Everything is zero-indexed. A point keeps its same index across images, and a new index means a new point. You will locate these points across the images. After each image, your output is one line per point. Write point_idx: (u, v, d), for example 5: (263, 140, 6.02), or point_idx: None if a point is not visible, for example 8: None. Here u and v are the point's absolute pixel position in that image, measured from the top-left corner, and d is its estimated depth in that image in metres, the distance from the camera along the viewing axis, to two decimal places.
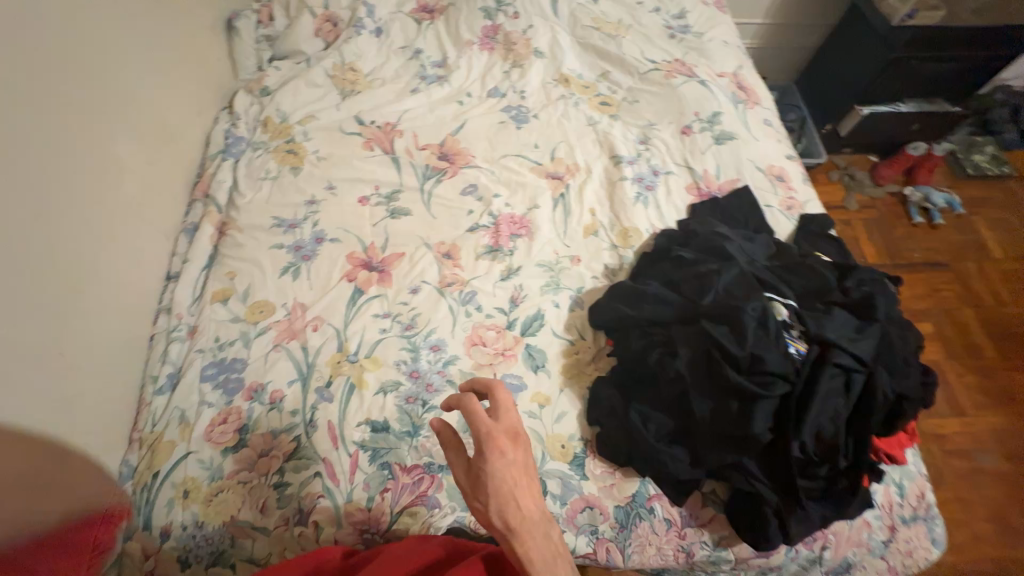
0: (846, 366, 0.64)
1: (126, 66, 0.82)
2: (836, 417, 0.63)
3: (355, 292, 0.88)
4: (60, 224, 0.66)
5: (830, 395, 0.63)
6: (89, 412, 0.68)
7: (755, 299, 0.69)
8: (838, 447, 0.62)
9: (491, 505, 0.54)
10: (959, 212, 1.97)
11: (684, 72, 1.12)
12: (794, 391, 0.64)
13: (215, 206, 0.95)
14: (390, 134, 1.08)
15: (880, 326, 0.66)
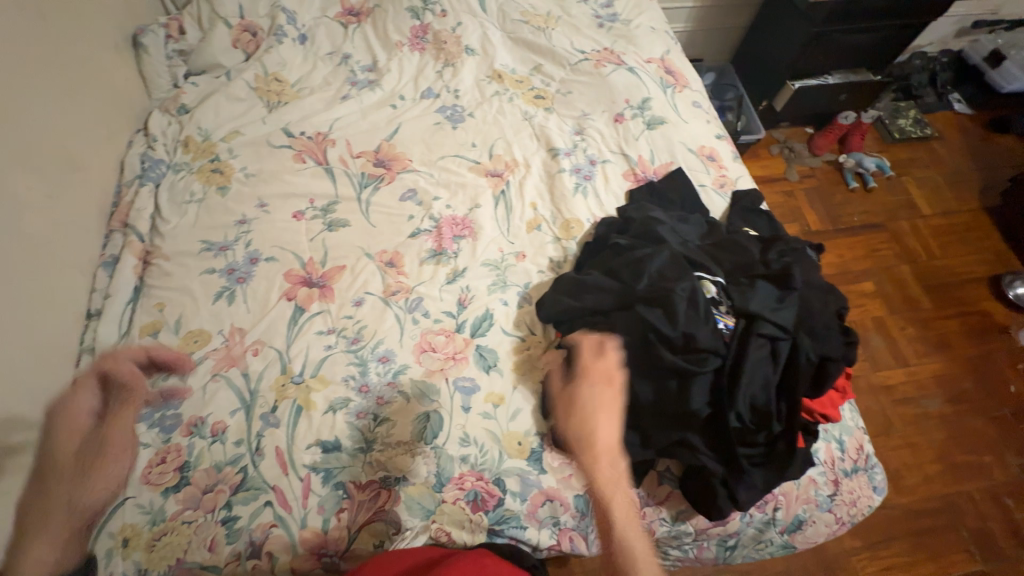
0: (771, 335, 0.67)
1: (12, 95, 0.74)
2: (767, 385, 0.66)
3: (296, 311, 0.85)
4: None
5: (759, 364, 0.66)
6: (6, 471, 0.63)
7: (686, 280, 0.72)
8: (772, 414, 0.65)
9: (574, 419, 0.63)
10: (888, 174, 2.07)
11: (614, 60, 1.13)
12: (727, 364, 0.66)
13: (136, 235, 0.90)
14: (322, 144, 1.04)
15: (800, 295, 0.69)
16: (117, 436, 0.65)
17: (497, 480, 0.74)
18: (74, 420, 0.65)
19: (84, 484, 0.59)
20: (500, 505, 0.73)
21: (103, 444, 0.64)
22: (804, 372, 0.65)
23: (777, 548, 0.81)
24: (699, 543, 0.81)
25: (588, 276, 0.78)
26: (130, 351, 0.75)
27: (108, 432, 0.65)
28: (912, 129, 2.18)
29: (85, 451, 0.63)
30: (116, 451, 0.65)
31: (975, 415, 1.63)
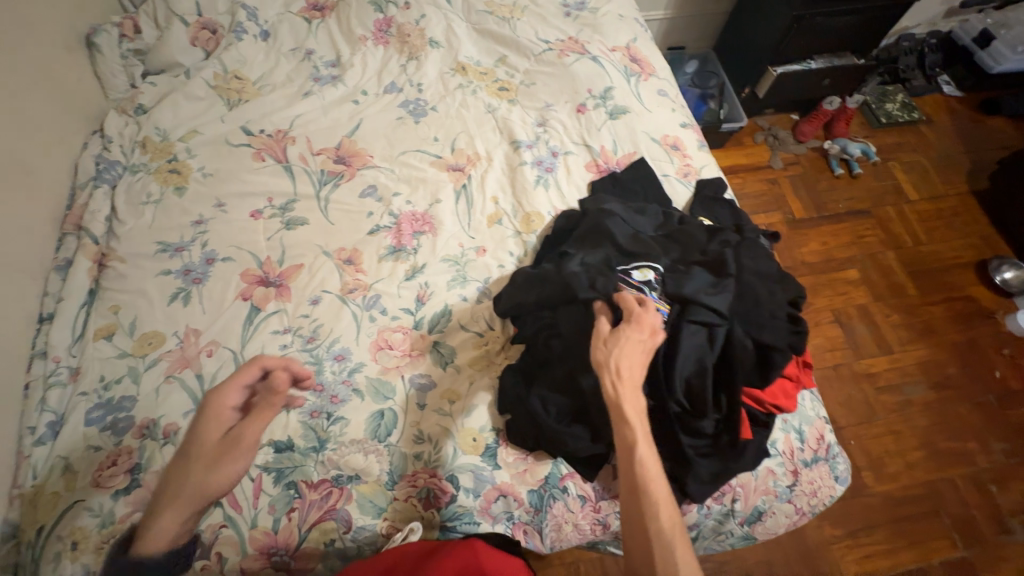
0: (707, 322, 0.66)
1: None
2: (704, 372, 0.64)
3: (252, 310, 0.85)
4: None
5: (696, 351, 0.65)
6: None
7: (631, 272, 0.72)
8: (710, 403, 0.64)
9: (613, 364, 0.61)
10: (875, 160, 2.04)
11: (577, 50, 1.11)
12: (661, 351, 0.66)
13: (91, 238, 0.89)
14: (282, 142, 1.03)
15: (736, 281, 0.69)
16: (248, 442, 0.61)
17: (450, 477, 0.73)
18: (220, 413, 0.63)
19: (215, 475, 0.58)
20: (453, 502, 0.72)
21: (236, 443, 0.60)
22: (743, 359, 0.65)
23: (737, 539, 0.81)
24: None
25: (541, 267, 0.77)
26: (275, 360, 0.67)
27: (239, 436, 0.61)
28: (899, 113, 2.15)
29: (225, 445, 0.60)
30: (236, 460, 0.60)
31: (960, 401, 1.61)
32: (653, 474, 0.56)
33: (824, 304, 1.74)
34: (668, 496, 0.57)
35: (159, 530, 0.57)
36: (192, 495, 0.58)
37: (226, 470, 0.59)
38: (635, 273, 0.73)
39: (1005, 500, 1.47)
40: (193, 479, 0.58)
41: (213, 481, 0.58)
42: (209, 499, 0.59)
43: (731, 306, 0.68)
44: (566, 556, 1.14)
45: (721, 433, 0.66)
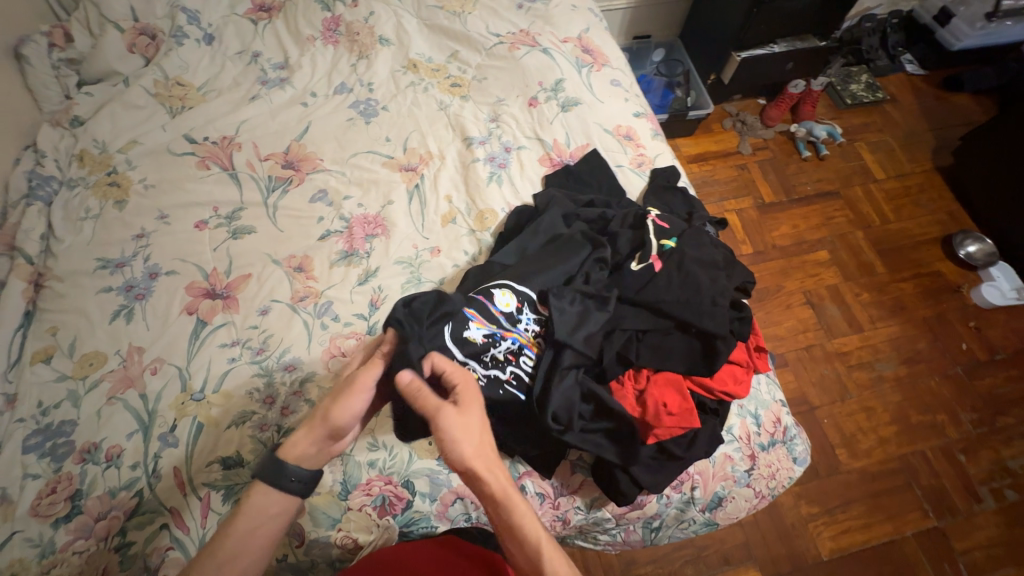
0: (576, 363, 0.65)
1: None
2: (573, 402, 0.64)
3: (198, 325, 0.82)
4: None
5: (570, 386, 0.64)
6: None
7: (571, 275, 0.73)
8: (577, 416, 0.64)
9: (479, 458, 0.55)
10: (841, 141, 2.06)
11: (528, 42, 1.10)
12: (537, 386, 0.65)
13: (24, 258, 0.85)
14: (228, 148, 1.00)
15: (681, 271, 0.68)
16: (360, 385, 0.60)
17: (405, 483, 0.72)
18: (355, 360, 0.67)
19: (338, 407, 0.61)
20: (409, 507, 0.72)
21: (350, 386, 0.61)
22: (679, 346, 0.65)
23: (699, 526, 0.81)
24: (624, 527, 0.80)
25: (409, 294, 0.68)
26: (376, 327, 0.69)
27: (355, 377, 0.61)
28: (864, 94, 2.17)
29: (345, 385, 0.62)
30: (357, 398, 0.61)
31: (929, 374, 1.64)
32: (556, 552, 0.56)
33: (795, 286, 1.76)
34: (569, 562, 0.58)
35: (293, 445, 0.61)
36: (329, 421, 0.61)
37: (349, 403, 0.60)
38: (498, 304, 0.69)
39: (973, 468, 1.51)
40: (329, 407, 0.61)
41: (337, 412, 0.60)
42: (331, 428, 0.61)
43: (669, 297, 0.66)
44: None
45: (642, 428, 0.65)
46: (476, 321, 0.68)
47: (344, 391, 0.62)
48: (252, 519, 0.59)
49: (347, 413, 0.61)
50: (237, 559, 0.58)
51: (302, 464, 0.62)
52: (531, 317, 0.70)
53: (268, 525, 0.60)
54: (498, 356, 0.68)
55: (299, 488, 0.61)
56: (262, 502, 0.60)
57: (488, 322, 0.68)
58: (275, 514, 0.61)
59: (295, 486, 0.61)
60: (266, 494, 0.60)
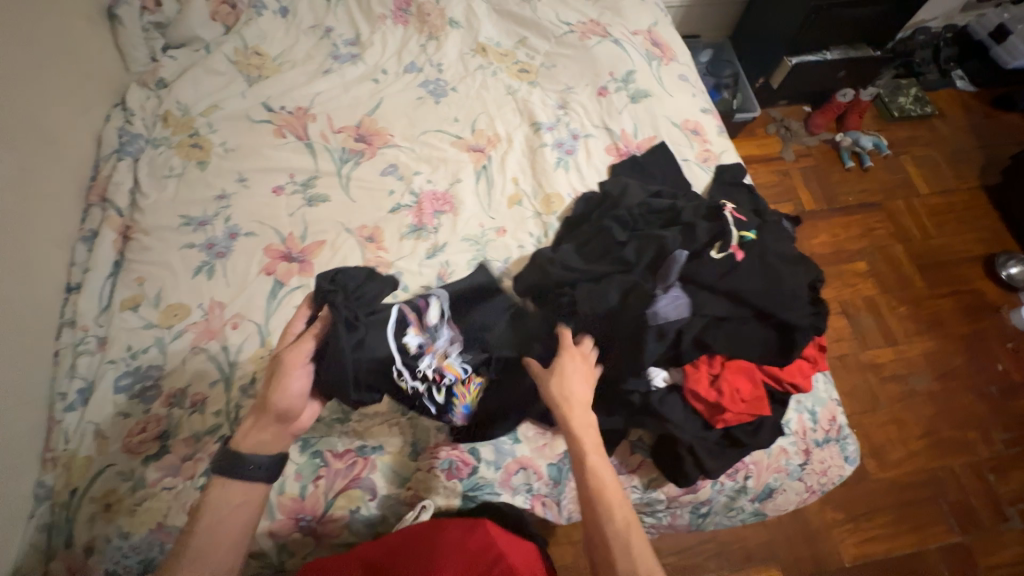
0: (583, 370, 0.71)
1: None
2: None
3: (275, 285, 0.86)
4: None
5: None
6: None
7: (640, 270, 0.70)
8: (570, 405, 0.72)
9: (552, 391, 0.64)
10: (886, 154, 2.03)
11: (599, 32, 1.11)
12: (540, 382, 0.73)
13: (115, 210, 0.89)
14: (303, 119, 1.03)
15: (762, 262, 0.67)
16: (290, 363, 0.63)
17: (471, 449, 0.74)
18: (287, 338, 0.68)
19: (277, 391, 0.63)
20: (475, 473, 0.73)
21: (280, 366, 0.63)
22: (754, 335, 0.66)
23: (747, 515, 0.83)
24: (672, 511, 0.82)
25: (339, 268, 0.70)
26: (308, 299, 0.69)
27: (282, 357, 0.63)
28: (912, 107, 2.14)
29: (274, 367, 0.64)
30: (294, 377, 0.64)
31: (963, 392, 1.63)
32: (608, 491, 0.59)
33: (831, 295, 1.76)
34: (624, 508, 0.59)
35: (249, 434, 0.63)
36: (272, 405, 0.63)
37: (288, 386, 0.63)
38: (429, 316, 0.73)
39: (1003, 488, 1.50)
40: (268, 393, 0.63)
41: (276, 395, 0.63)
42: (276, 409, 0.63)
43: (749, 285, 0.65)
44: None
45: (715, 413, 0.66)
46: (411, 330, 0.70)
47: (277, 376, 0.64)
48: (217, 512, 0.58)
49: (288, 393, 0.63)
50: (211, 554, 0.56)
51: (260, 450, 0.62)
52: (450, 337, 0.74)
53: (235, 517, 0.59)
54: (427, 372, 0.69)
55: (265, 474, 0.61)
56: (224, 495, 0.59)
57: (420, 333, 0.71)
58: (242, 504, 0.60)
59: (260, 473, 0.61)
60: (227, 487, 0.59)
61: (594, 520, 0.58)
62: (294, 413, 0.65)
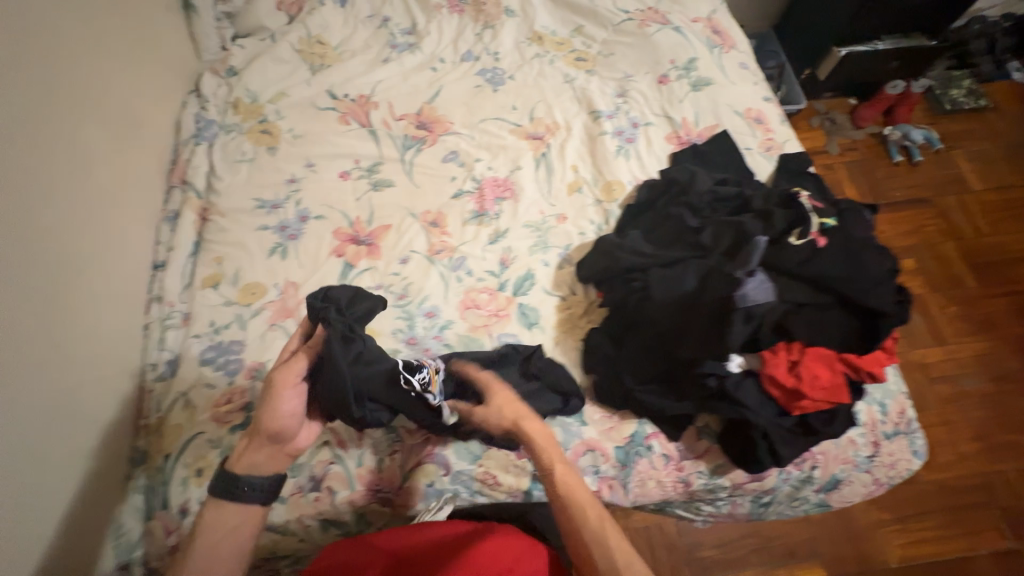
0: (649, 349, 0.74)
1: (72, 42, 0.76)
2: (636, 378, 0.74)
3: (345, 267, 0.88)
4: (53, 221, 0.68)
5: (629, 367, 0.75)
6: (83, 404, 0.68)
7: (716, 255, 0.73)
8: (638, 387, 0.73)
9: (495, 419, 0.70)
10: (938, 148, 1.97)
11: (659, 20, 1.10)
12: (610, 356, 0.77)
13: (194, 192, 0.94)
14: (365, 106, 1.05)
15: (846, 248, 0.67)
16: (282, 382, 0.63)
17: (540, 430, 0.76)
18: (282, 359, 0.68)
19: (268, 414, 0.62)
20: None
21: (272, 386, 0.63)
22: (834, 322, 0.66)
23: (811, 505, 0.83)
24: (733, 499, 0.83)
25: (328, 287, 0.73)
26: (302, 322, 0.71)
27: (274, 378, 0.63)
28: (965, 100, 2.06)
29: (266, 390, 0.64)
30: (286, 397, 0.63)
31: (1016, 395, 1.58)
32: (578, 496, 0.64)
33: None
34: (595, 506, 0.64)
35: (244, 459, 0.62)
36: (261, 427, 0.62)
37: (277, 405, 0.62)
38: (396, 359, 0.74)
39: None
40: (259, 415, 0.62)
41: (267, 416, 0.62)
42: (271, 431, 0.62)
43: (834, 271, 0.65)
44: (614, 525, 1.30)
45: (792, 400, 0.66)
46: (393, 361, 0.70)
47: (265, 400, 0.63)
48: (211, 536, 0.59)
49: (279, 415, 0.62)
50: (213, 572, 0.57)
51: (253, 473, 0.61)
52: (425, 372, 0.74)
53: (230, 538, 0.59)
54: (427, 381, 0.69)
55: (259, 497, 0.61)
56: (220, 516, 0.60)
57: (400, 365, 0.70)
58: (238, 525, 0.60)
59: (251, 496, 0.60)
60: (223, 508, 0.60)
61: (567, 522, 0.63)
62: (288, 434, 0.64)
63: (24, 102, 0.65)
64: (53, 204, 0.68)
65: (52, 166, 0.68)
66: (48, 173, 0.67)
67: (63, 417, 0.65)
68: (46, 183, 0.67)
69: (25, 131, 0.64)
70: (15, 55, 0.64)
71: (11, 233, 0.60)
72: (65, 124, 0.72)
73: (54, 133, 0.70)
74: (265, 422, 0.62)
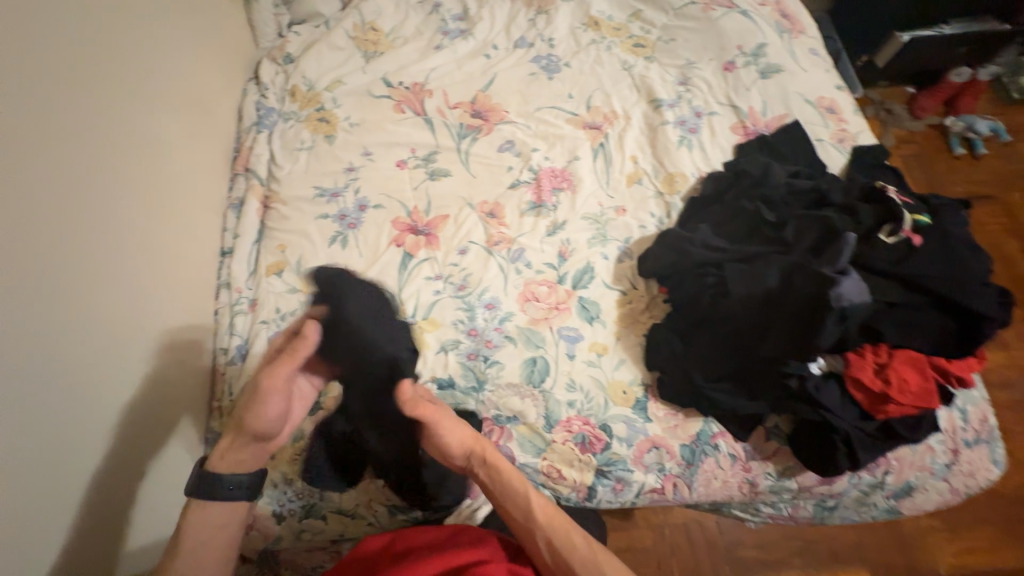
0: (718, 345, 0.74)
1: (138, 29, 0.77)
2: (708, 376, 0.73)
3: (405, 257, 0.87)
4: (139, 206, 0.72)
5: (697, 362, 0.74)
6: (152, 385, 0.71)
7: (799, 252, 0.72)
8: (710, 385, 0.73)
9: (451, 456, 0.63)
10: (1005, 140, 1.85)
11: (724, 3, 1.06)
12: (680, 353, 0.76)
13: (258, 180, 0.96)
14: (420, 94, 1.04)
15: None
16: (269, 386, 0.57)
17: (603, 426, 0.75)
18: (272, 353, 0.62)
19: (252, 417, 0.58)
20: (608, 449, 0.74)
21: (258, 389, 0.58)
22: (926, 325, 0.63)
23: (880, 512, 0.80)
24: (795, 501, 0.81)
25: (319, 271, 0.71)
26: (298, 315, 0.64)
27: (260, 381, 0.58)
28: None
29: (252, 390, 0.58)
30: (271, 403, 0.58)
31: None
32: (559, 528, 0.60)
33: None
34: (583, 536, 0.60)
35: (229, 457, 0.60)
36: (246, 428, 0.59)
37: (262, 412, 0.58)
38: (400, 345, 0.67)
39: None
40: (243, 415, 0.58)
41: (251, 419, 0.58)
42: (253, 434, 0.59)
43: None
44: (653, 520, 1.27)
45: (876, 403, 0.64)
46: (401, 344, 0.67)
47: (251, 400, 0.58)
48: (196, 538, 0.58)
49: (263, 421, 0.58)
50: None
51: (238, 471, 0.60)
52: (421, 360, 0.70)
53: (218, 537, 0.59)
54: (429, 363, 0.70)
55: (244, 494, 0.60)
56: (205, 517, 0.58)
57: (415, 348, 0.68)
58: (223, 526, 0.60)
59: (237, 493, 0.60)
60: (209, 510, 0.58)
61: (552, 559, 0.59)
62: (273, 434, 0.60)
63: (91, 86, 0.66)
64: (122, 188, 0.69)
65: (119, 150, 0.70)
66: (115, 157, 0.69)
67: (139, 395, 0.68)
68: (115, 167, 0.68)
69: (92, 115, 0.65)
70: (83, 40, 0.65)
71: (100, 217, 0.64)
72: (131, 109, 0.73)
73: (121, 117, 0.71)
74: (249, 425, 0.58)
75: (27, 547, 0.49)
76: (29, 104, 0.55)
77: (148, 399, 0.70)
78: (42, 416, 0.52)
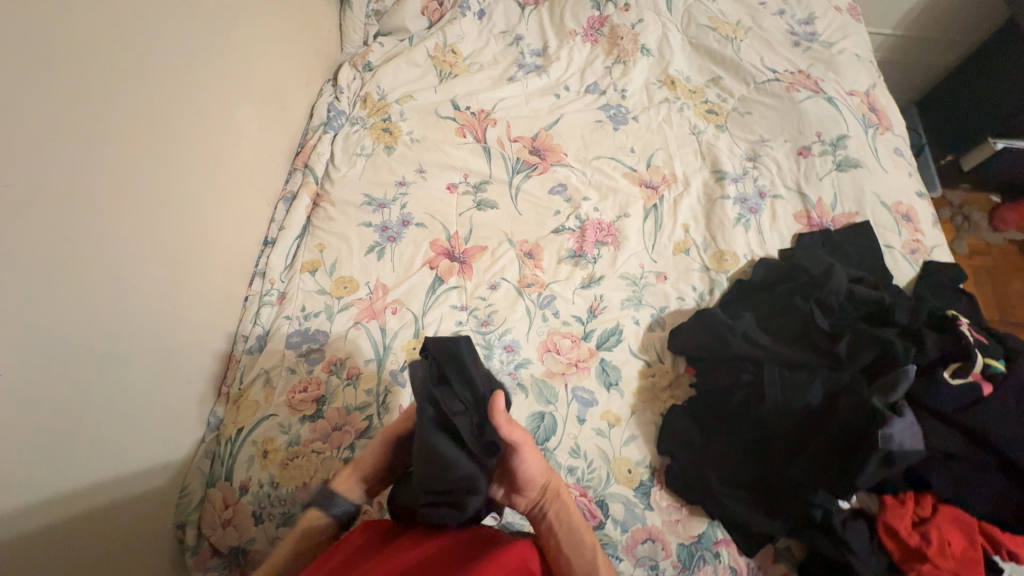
0: (737, 445, 0.70)
1: (233, 24, 0.82)
2: (723, 477, 0.69)
3: (435, 280, 0.87)
4: (206, 189, 0.76)
5: (710, 459, 0.70)
6: (189, 364, 0.73)
7: (849, 371, 0.67)
8: (723, 488, 0.68)
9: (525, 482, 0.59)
10: None
11: (808, 86, 1.03)
12: (698, 445, 0.71)
13: (313, 177, 0.98)
14: (483, 122, 1.05)
15: None
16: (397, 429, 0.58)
17: (600, 502, 0.70)
18: None
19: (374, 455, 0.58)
20: (601, 528, 0.68)
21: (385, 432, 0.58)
22: None
23: None
24: None
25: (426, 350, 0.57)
26: None
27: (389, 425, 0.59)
28: None
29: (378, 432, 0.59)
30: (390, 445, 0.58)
31: None
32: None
33: None
34: None
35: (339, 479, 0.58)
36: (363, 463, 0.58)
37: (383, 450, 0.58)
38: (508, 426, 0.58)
39: None
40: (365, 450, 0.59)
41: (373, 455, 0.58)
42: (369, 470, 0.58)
43: None
44: None
45: (909, 559, 0.59)
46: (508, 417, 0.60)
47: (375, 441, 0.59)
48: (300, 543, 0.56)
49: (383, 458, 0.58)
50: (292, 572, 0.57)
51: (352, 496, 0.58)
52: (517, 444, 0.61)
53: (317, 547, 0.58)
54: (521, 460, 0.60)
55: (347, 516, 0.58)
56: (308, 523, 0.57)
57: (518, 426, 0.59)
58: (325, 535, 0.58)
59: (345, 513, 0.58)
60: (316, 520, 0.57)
61: None
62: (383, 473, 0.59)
63: (181, 72, 0.70)
64: (196, 170, 0.73)
65: (199, 135, 0.74)
66: (194, 139, 0.72)
67: (175, 371, 0.70)
68: (191, 149, 0.72)
69: (178, 98, 0.69)
70: (184, 32, 0.70)
71: (167, 196, 0.68)
72: (214, 95, 0.77)
73: (207, 103, 0.76)
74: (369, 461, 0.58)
75: (45, 507, 0.51)
76: (120, 84, 0.59)
77: (183, 377, 0.72)
78: (78, 382, 0.55)
